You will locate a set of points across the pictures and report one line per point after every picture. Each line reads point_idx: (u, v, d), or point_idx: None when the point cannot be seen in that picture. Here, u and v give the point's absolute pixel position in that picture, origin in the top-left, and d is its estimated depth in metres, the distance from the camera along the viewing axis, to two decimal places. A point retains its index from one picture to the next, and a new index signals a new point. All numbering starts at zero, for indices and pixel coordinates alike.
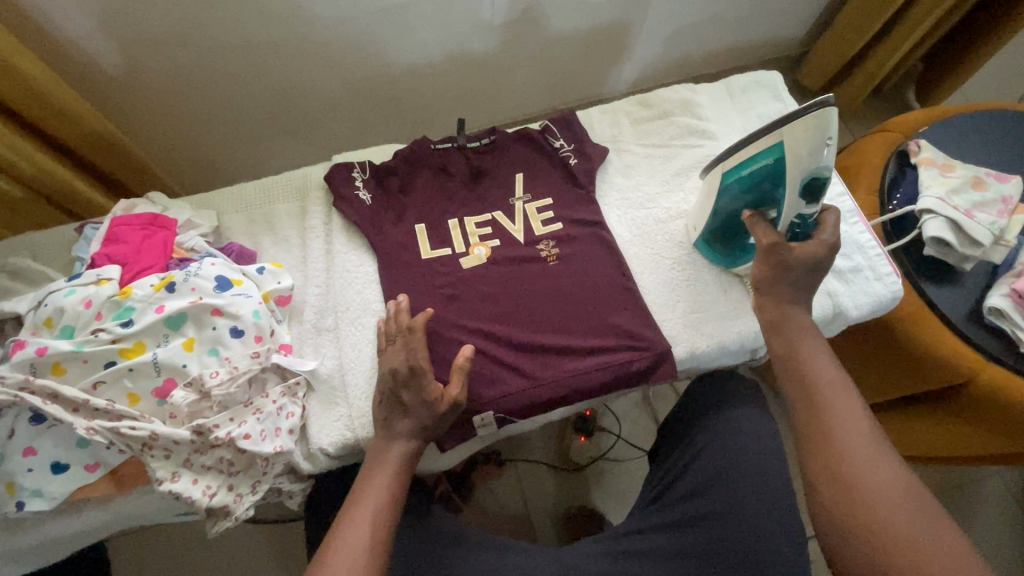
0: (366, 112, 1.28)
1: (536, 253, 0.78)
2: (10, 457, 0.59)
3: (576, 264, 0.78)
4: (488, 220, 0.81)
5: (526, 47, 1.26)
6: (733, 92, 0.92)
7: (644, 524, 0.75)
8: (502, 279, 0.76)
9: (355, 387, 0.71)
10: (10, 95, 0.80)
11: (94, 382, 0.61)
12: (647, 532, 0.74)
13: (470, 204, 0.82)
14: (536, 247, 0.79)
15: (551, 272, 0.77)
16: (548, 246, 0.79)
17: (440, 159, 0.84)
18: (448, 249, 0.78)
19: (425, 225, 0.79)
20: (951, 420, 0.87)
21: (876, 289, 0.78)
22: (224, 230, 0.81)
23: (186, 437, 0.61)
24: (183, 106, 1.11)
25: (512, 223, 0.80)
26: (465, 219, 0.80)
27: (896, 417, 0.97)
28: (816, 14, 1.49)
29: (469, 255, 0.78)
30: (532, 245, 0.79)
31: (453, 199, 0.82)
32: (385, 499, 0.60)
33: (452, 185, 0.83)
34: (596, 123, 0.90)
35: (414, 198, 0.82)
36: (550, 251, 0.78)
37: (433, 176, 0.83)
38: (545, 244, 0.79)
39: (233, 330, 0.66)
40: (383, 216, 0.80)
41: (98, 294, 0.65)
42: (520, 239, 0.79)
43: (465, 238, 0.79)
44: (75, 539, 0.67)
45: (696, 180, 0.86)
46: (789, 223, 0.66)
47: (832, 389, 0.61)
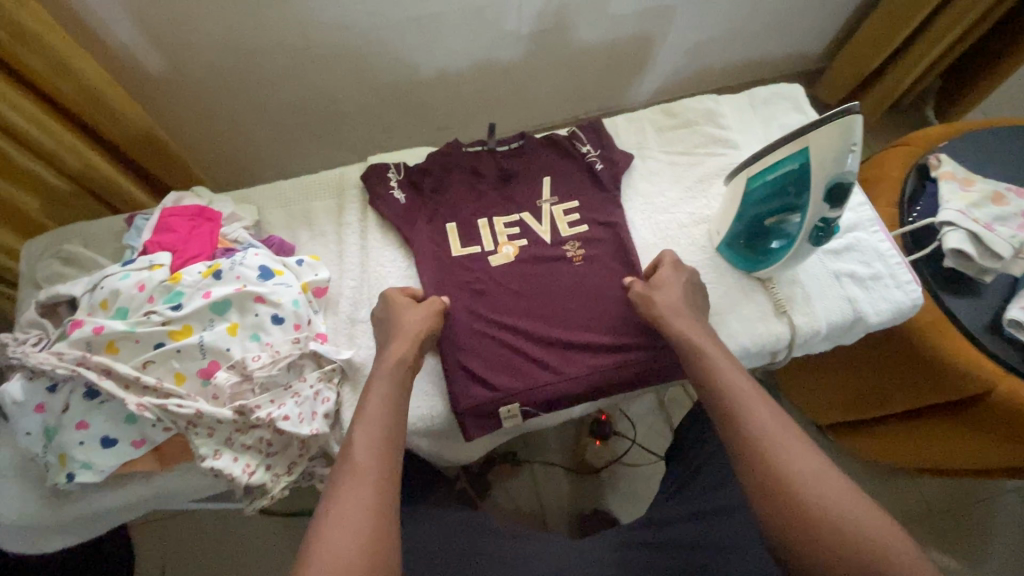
0: (394, 117, 1.32)
1: (563, 254, 0.80)
2: (65, 430, 0.63)
3: (600, 264, 0.80)
4: (516, 220, 0.83)
5: (551, 57, 1.30)
6: (755, 104, 0.94)
7: (659, 518, 0.77)
8: (529, 278, 0.79)
9: None
10: (67, 94, 0.85)
11: (144, 361, 0.65)
12: (661, 525, 0.76)
13: (500, 204, 0.84)
14: (562, 248, 0.81)
15: (576, 272, 0.79)
16: (574, 247, 0.81)
17: (472, 162, 0.87)
18: (477, 247, 0.81)
19: (456, 224, 0.82)
20: (969, 431, 0.87)
21: (896, 296, 0.79)
22: (264, 224, 0.85)
23: (229, 417, 0.64)
24: (221, 108, 1.16)
25: (539, 224, 0.82)
26: (494, 219, 0.83)
27: (911, 430, 0.97)
28: (836, 30, 1.52)
29: (498, 253, 0.80)
30: (558, 246, 0.81)
31: (482, 200, 0.85)
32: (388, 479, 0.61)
33: (482, 186, 0.85)
34: (621, 131, 0.94)
35: (446, 198, 0.84)
36: (576, 252, 0.80)
37: (463, 178, 0.86)
38: (571, 245, 0.81)
39: (274, 317, 0.69)
40: (415, 215, 0.83)
41: (150, 279, 0.68)
42: (547, 240, 0.81)
43: (494, 237, 0.81)
44: (118, 512, 0.70)
45: (719, 187, 0.88)
46: (812, 227, 0.67)
47: (750, 399, 0.62)
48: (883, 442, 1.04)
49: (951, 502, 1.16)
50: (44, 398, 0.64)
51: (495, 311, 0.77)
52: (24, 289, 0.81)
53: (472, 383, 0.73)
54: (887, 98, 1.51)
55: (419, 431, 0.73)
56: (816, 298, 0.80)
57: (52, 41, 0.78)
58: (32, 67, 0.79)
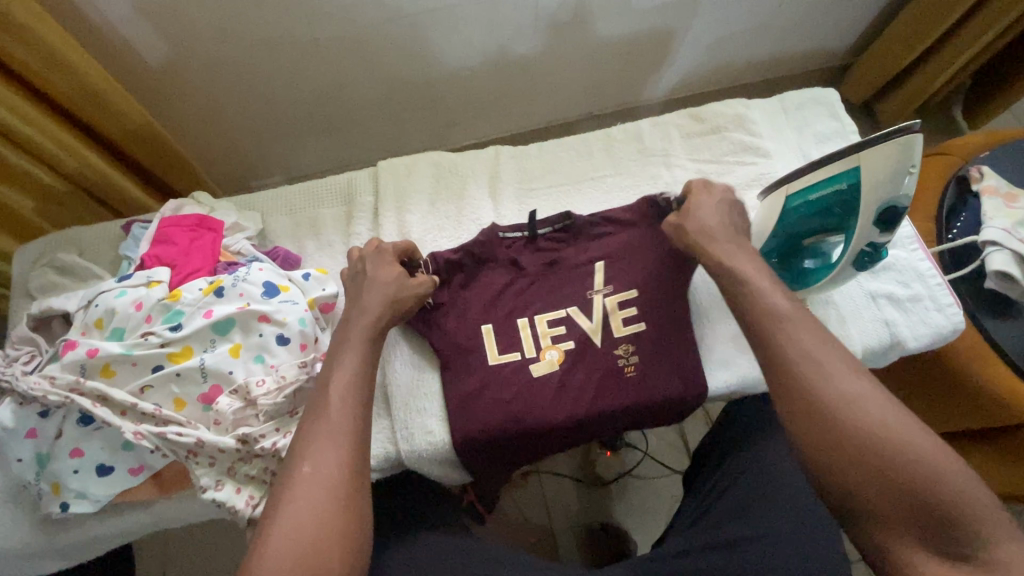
0: (403, 112, 1.27)
1: (613, 361, 0.71)
2: (58, 457, 0.60)
3: (659, 377, 0.70)
4: (562, 316, 0.73)
5: (566, 53, 1.25)
6: (788, 109, 0.89)
7: (680, 549, 0.74)
8: (574, 388, 0.70)
9: (400, 401, 0.72)
10: (59, 90, 0.80)
11: (142, 386, 0.61)
12: (682, 556, 0.73)
13: (543, 295, 0.75)
14: (615, 353, 0.71)
15: (628, 385, 0.69)
16: (627, 353, 0.71)
17: (512, 250, 0.77)
18: (517, 353, 0.71)
19: (492, 325, 0.73)
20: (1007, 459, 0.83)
21: (936, 320, 0.75)
22: (269, 232, 0.81)
23: (232, 446, 0.60)
24: (223, 102, 1.11)
25: (589, 320, 0.73)
26: (536, 317, 0.74)
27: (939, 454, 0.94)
28: (864, 25, 1.45)
29: (541, 360, 0.71)
30: (610, 351, 0.71)
31: (525, 294, 0.75)
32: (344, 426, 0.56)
33: (524, 279, 0.76)
34: (646, 136, 0.88)
35: (482, 294, 0.75)
36: (630, 360, 0.70)
37: (502, 269, 0.76)
38: (624, 350, 0.71)
39: (279, 337, 0.65)
40: (436, 312, 0.74)
41: (148, 296, 0.64)
42: (597, 343, 0.72)
43: (535, 340, 0.72)
44: (116, 539, 0.67)
45: (749, 199, 0.83)
46: (859, 252, 0.64)
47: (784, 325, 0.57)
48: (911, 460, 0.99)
49: None
50: (36, 423, 0.61)
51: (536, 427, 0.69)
52: (16, 299, 0.77)
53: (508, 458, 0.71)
54: (915, 99, 1.45)
55: (428, 455, 0.70)
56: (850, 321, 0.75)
57: (43, 33, 0.73)
58: (21, 62, 0.73)
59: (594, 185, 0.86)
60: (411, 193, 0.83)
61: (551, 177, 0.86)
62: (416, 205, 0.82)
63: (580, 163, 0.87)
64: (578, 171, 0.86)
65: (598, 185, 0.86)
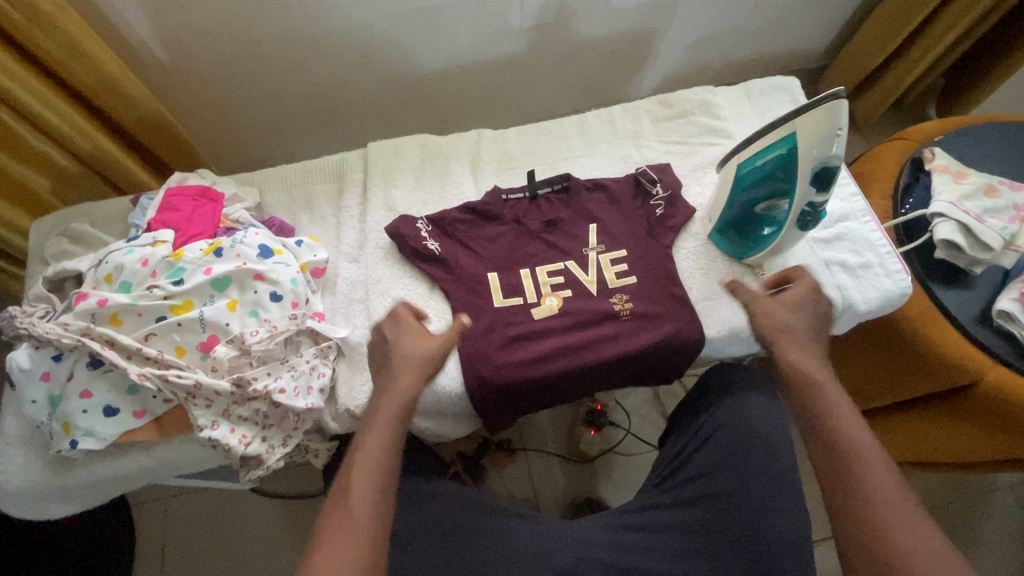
0: (397, 108, 1.35)
1: (610, 307, 0.79)
2: (69, 398, 0.65)
3: (652, 319, 0.78)
4: (560, 268, 0.82)
5: (550, 50, 1.32)
6: (750, 96, 0.95)
7: (654, 502, 0.81)
8: (572, 329, 0.78)
9: None
10: (79, 78, 0.87)
11: (146, 334, 0.67)
12: (656, 509, 0.80)
13: (544, 250, 0.83)
14: (610, 300, 0.79)
15: (626, 328, 0.77)
16: (621, 300, 0.79)
17: (514, 212, 0.86)
18: (520, 298, 0.79)
19: (498, 273, 0.81)
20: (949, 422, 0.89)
21: (884, 284, 0.80)
22: (266, 206, 0.87)
23: (227, 389, 0.66)
24: (227, 95, 1.18)
25: (585, 273, 0.81)
26: (537, 269, 0.82)
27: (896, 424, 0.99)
28: (839, 26, 1.52)
29: (541, 305, 0.79)
30: (605, 298, 0.80)
31: (529, 249, 0.83)
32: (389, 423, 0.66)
33: (526, 235, 0.84)
34: (617, 119, 0.95)
35: (484, 247, 0.83)
36: (624, 305, 0.79)
37: (506, 228, 0.84)
38: (618, 297, 0.80)
39: (272, 294, 0.72)
40: (438, 265, 0.81)
41: (154, 254, 0.70)
42: (593, 290, 0.80)
43: (536, 288, 0.80)
44: (120, 481, 0.72)
45: (713, 176, 0.89)
46: (801, 212, 0.70)
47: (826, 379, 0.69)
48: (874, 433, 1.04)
49: (939, 497, 1.17)
50: (50, 367, 0.66)
51: (535, 369, 0.75)
52: (31, 265, 0.83)
53: (503, 411, 0.77)
54: (887, 96, 1.51)
55: None
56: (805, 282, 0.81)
57: (63, 23, 0.80)
58: (44, 49, 0.81)
59: (569, 165, 0.91)
60: (398, 171, 0.90)
61: (530, 157, 0.92)
62: (402, 181, 0.89)
63: (557, 145, 0.93)
64: (554, 152, 0.92)
65: (573, 164, 0.91)
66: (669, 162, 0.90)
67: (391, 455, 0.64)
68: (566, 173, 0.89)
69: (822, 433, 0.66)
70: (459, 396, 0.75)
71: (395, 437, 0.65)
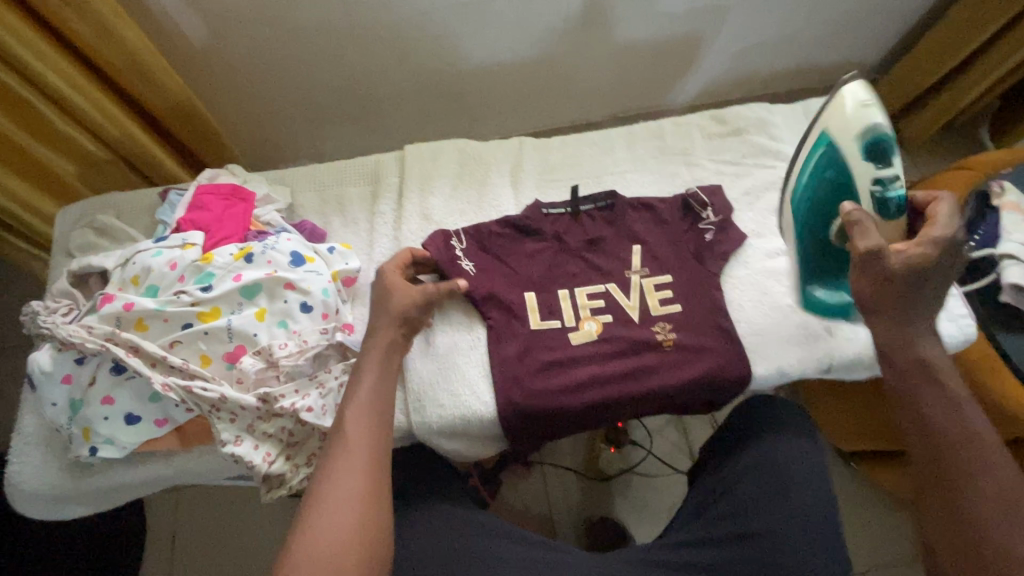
0: (429, 104, 1.30)
1: (652, 336, 0.75)
2: (90, 403, 0.63)
3: (697, 352, 0.74)
4: (601, 291, 0.78)
5: (591, 51, 1.26)
6: (810, 116, 0.90)
7: (686, 539, 0.76)
8: (611, 358, 0.74)
9: (418, 379, 0.73)
10: (111, 62, 0.84)
11: (172, 341, 0.64)
12: (688, 546, 0.75)
13: (584, 271, 0.79)
14: (652, 328, 0.75)
15: (667, 360, 0.73)
16: (664, 329, 0.75)
17: (555, 227, 0.81)
18: (558, 321, 0.75)
19: (535, 293, 0.77)
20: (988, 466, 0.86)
21: (945, 329, 0.75)
22: (297, 208, 0.84)
23: (252, 404, 0.63)
24: (257, 83, 1.15)
25: (627, 298, 0.77)
26: (576, 290, 0.78)
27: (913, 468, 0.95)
28: (894, 41, 1.44)
29: (579, 330, 0.75)
30: (647, 326, 0.76)
31: (568, 268, 0.79)
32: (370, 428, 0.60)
33: (565, 254, 0.80)
34: (667, 134, 0.90)
35: (521, 264, 0.79)
36: (666, 335, 0.75)
37: (546, 246, 0.80)
38: (661, 326, 0.75)
39: (303, 305, 0.68)
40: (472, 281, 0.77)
41: (182, 258, 0.67)
42: (635, 317, 0.76)
43: (575, 311, 0.76)
44: (137, 488, 0.70)
45: (767, 201, 0.84)
46: (874, 198, 0.65)
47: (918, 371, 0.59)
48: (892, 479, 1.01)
49: None
50: (72, 369, 0.64)
51: (569, 400, 0.71)
52: (54, 257, 0.81)
53: (532, 438, 0.73)
54: (941, 117, 1.43)
55: (437, 426, 0.71)
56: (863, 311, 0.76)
57: (97, 6, 0.76)
58: (76, 32, 0.78)
59: (615, 180, 0.87)
60: (435, 177, 0.86)
61: (574, 170, 0.87)
62: (439, 189, 0.85)
63: (602, 157, 0.88)
64: (599, 165, 0.88)
65: (618, 180, 0.87)
66: (721, 184, 0.85)
67: (374, 468, 0.58)
68: (611, 189, 0.84)
69: (925, 447, 0.57)
70: (491, 421, 0.72)
71: (373, 447, 0.59)
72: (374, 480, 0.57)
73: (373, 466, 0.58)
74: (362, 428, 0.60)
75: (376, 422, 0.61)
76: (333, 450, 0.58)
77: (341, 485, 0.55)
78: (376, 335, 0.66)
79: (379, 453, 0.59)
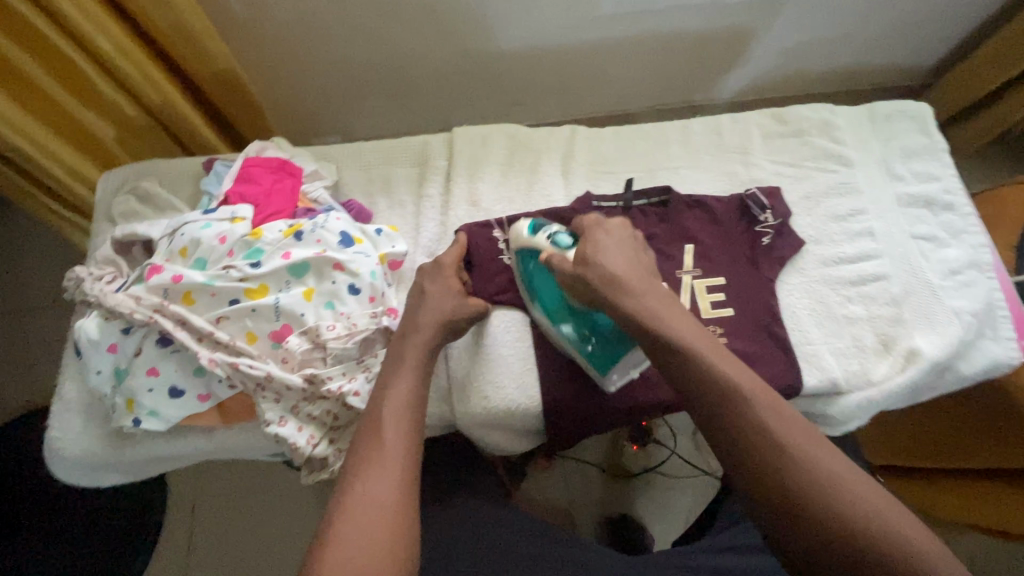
0: (467, 85, 1.27)
1: None
2: (135, 374, 0.62)
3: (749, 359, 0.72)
4: None
5: (638, 40, 1.22)
6: (875, 119, 0.86)
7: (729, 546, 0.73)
8: None
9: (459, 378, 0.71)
10: (158, 26, 0.82)
11: (219, 316, 0.63)
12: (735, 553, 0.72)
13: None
14: None
15: None
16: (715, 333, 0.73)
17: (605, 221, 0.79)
18: None
19: None
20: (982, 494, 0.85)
21: (994, 350, 0.74)
22: (343, 185, 0.82)
23: (299, 385, 0.62)
24: (297, 56, 1.12)
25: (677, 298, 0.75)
26: None
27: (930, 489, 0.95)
28: (953, 45, 1.39)
29: None
30: None
31: None
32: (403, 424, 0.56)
33: None
34: (725, 131, 0.87)
35: None
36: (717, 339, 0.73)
37: None
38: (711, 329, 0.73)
39: (350, 287, 0.67)
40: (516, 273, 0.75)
41: (232, 231, 0.66)
42: None
43: None
44: (176, 460, 0.70)
45: (826, 206, 0.81)
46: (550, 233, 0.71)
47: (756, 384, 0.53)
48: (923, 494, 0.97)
49: None
50: (117, 339, 0.63)
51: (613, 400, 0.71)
52: (96, 222, 0.80)
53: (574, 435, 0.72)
54: (993, 127, 1.37)
55: (479, 419, 0.70)
56: (920, 325, 0.74)
57: None
58: None
59: (669, 175, 0.84)
60: (484, 162, 0.83)
61: (627, 162, 0.85)
62: (488, 174, 0.82)
63: (656, 151, 0.86)
64: (653, 159, 0.85)
65: (672, 176, 0.84)
66: (780, 186, 0.82)
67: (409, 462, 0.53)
68: (665, 184, 0.82)
69: (759, 462, 0.49)
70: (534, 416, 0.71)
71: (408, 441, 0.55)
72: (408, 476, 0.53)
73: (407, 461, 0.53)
74: (396, 428, 0.55)
75: (409, 417, 0.57)
76: (365, 453, 0.54)
77: (374, 481, 0.51)
78: (425, 322, 0.65)
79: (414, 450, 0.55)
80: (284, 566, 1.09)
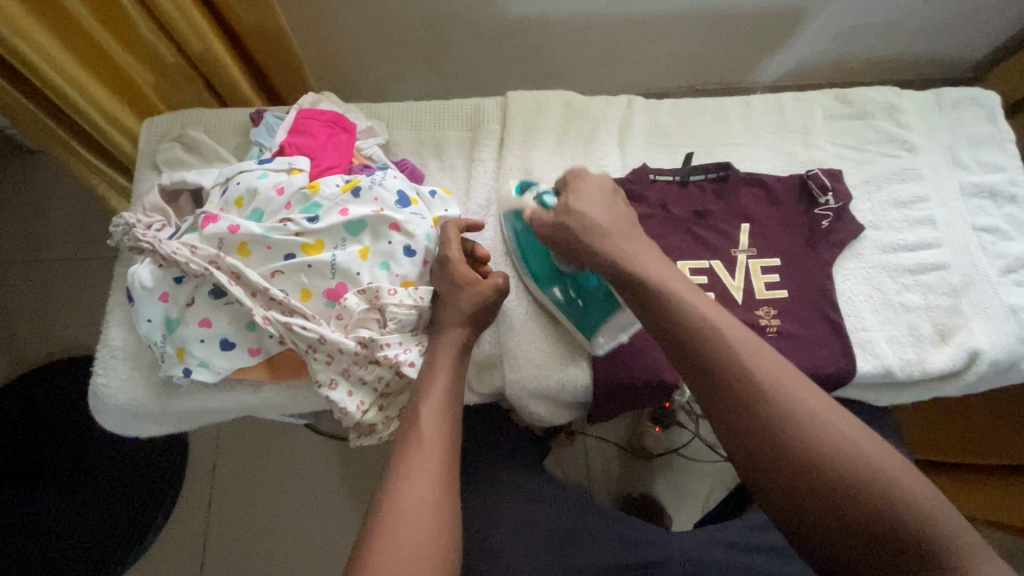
0: (506, 53, 1.22)
1: (756, 319, 0.71)
2: (188, 324, 0.61)
3: (803, 343, 0.70)
4: (705, 267, 0.74)
5: (687, 17, 1.17)
6: (942, 106, 0.84)
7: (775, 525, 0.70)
8: None
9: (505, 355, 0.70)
10: None
11: (273, 270, 0.62)
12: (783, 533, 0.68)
13: (689, 246, 0.75)
14: (755, 312, 0.71)
15: (769, 345, 0.70)
16: (768, 314, 0.71)
17: (661, 194, 0.77)
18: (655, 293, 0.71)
19: None
20: (1006, 485, 0.90)
21: None
22: (393, 144, 0.79)
23: (352, 349, 0.61)
24: (338, 8, 1.08)
25: (731, 277, 0.73)
26: (681, 262, 0.74)
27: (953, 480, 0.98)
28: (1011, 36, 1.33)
29: None
30: (750, 309, 0.72)
31: (671, 238, 0.75)
32: (439, 428, 0.55)
33: (669, 224, 0.76)
34: (787, 110, 0.84)
35: None
36: (770, 321, 0.71)
37: (649, 213, 0.76)
38: (764, 311, 0.71)
39: (406, 248, 0.65)
40: None
41: (290, 183, 0.65)
42: (738, 298, 0.72)
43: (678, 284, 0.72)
44: (217, 414, 0.69)
45: (887, 192, 0.80)
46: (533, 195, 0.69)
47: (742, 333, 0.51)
48: (949, 488, 0.98)
49: None
50: (170, 288, 0.62)
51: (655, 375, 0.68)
52: (139, 168, 0.78)
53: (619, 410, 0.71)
54: None
55: (527, 387, 0.69)
56: (978, 316, 0.73)
57: None
58: None
59: (727, 153, 0.82)
60: (539, 129, 0.81)
61: (685, 137, 0.83)
62: (543, 141, 0.80)
63: (715, 127, 0.83)
64: (711, 135, 0.83)
65: (730, 154, 0.82)
66: (841, 169, 0.80)
67: (447, 469, 0.53)
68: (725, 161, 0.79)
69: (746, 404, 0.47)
70: (582, 389, 0.70)
71: (444, 447, 0.54)
72: (449, 479, 0.53)
73: (445, 468, 0.53)
74: (435, 427, 0.55)
75: (446, 421, 0.56)
76: (403, 453, 0.54)
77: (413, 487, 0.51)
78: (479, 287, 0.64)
79: (450, 454, 0.54)
80: (303, 528, 1.09)
